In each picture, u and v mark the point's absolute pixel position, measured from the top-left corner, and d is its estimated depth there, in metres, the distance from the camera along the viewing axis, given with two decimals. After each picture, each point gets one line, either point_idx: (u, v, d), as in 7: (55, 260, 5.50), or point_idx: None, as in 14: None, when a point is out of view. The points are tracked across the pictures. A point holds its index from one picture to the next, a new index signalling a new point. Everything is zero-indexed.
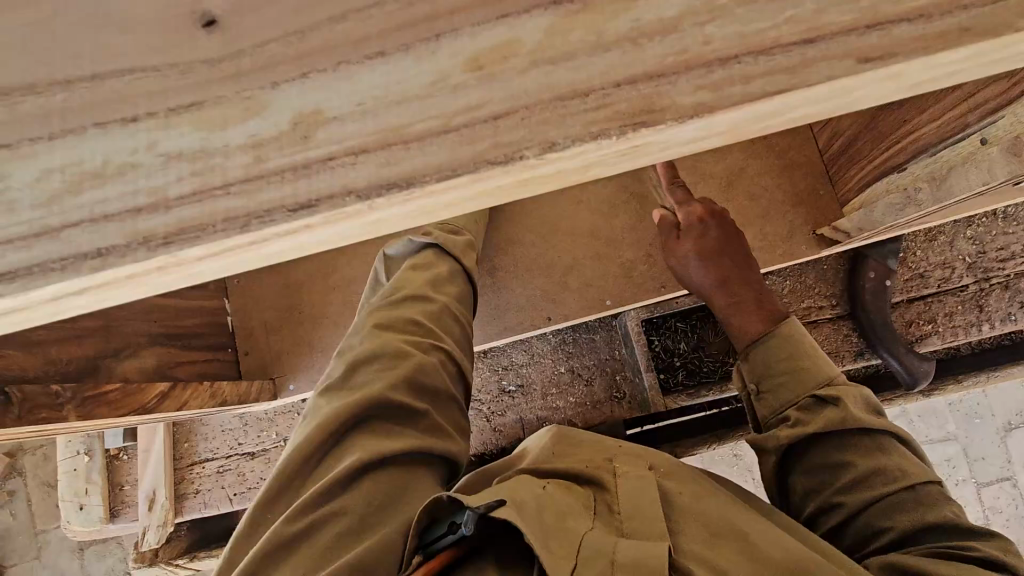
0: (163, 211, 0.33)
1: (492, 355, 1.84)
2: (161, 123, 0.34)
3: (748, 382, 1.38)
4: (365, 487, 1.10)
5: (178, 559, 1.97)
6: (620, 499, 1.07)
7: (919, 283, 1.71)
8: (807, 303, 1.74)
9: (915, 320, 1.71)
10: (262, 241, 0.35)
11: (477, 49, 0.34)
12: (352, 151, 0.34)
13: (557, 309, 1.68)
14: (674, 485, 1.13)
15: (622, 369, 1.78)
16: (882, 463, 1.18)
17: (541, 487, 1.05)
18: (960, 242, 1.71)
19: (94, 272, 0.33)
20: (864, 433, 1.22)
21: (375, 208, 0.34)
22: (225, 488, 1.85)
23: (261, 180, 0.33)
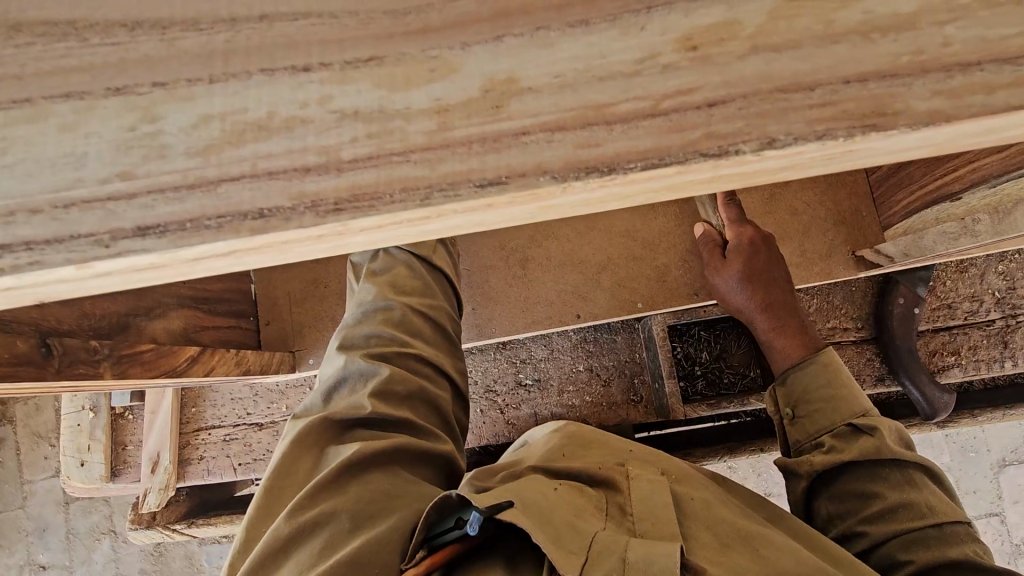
0: (334, 173, 0.30)
1: (512, 347, 1.80)
2: (337, 77, 0.31)
3: (783, 407, 1.35)
4: (370, 481, 0.95)
5: (175, 524, 1.93)
6: (632, 500, 0.99)
7: (948, 313, 1.62)
8: (831, 323, 1.64)
9: (938, 350, 1.61)
10: (432, 216, 0.31)
11: (692, 27, 0.31)
12: (547, 127, 0.30)
13: (586, 308, 1.62)
14: (685, 491, 1.03)
15: (641, 372, 1.73)
16: (912, 498, 1.15)
17: (551, 488, 0.97)
18: (991, 277, 1.62)
19: (253, 235, 0.30)
20: (895, 465, 1.19)
21: (567, 192, 0.30)
22: (230, 457, 1.78)
23: (445, 150, 0.30)
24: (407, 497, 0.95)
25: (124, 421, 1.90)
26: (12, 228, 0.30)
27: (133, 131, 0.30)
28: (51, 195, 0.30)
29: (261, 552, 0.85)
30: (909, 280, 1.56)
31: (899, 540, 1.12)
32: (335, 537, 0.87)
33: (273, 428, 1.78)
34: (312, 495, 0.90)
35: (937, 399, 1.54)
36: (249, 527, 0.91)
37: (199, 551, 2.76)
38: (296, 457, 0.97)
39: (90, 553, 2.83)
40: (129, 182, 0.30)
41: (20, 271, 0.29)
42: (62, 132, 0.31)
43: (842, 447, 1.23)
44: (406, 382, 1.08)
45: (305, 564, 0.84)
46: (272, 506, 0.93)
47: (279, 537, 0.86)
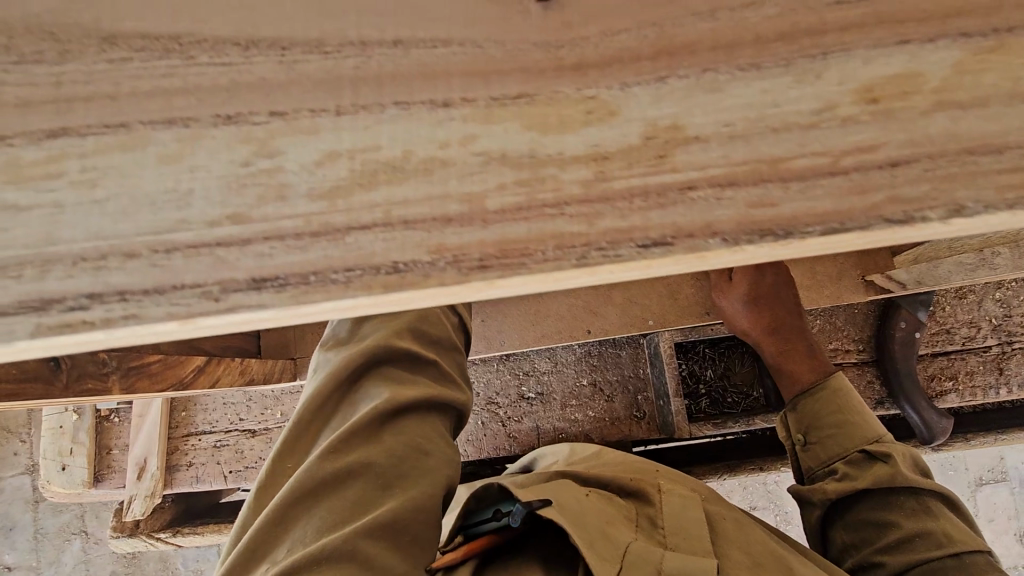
0: (478, 225, 0.27)
1: (515, 358, 1.37)
2: (482, 115, 0.27)
3: (796, 434, 1.12)
4: (405, 431, 0.77)
5: (161, 533, 1.52)
6: (663, 515, 0.93)
7: (945, 338, 1.30)
8: (831, 345, 1.31)
9: (937, 376, 1.30)
10: (582, 276, 0.27)
11: (873, 77, 0.28)
12: (716, 183, 0.27)
13: (595, 321, 1.26)
14: (719, 511, 0.96)
15: (645, 389, 1.33)
16: (928, 528, 0.96)
17: (583, 493, 0.90)
18: (988, 305, 1.30)
19: (387, 292, 0.26)
20: (909, 491, 1.00)
21: (736, 256, 0.27)
22: (221, 465, 1.33)
23: (604, 204, 0.27)
24: (442, 450, 0.79)
25: (108, 424, 1.40)
26: (105, 273, 0.26)
27: (247, 166, 0.27)
28: (150, 238, 0.26)
29: (290, 496, 0.72)
30: (908, 305, 1.24)
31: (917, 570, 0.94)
32: (368, 492, 0.74)
33: (268, 436, 1.34)
34: (344, 441, 0.74)
35: (938, 425, 1.24)
36: (277, 462, 0.78)
37: (173, 553, 2.37)
38: (320, 403, 0.79)
39: (58, 554, 2.40)
40: (242, 227, 0.26)
41: (114, 325, 0.25)
42: (163, 164, 0.27)
43: (856, 474, 1.03)
44: (438, 327, 0.87)
45: (336, 518, 0.71)
46: (303, 442, 0.79)
47: (309, 481, 0.72)
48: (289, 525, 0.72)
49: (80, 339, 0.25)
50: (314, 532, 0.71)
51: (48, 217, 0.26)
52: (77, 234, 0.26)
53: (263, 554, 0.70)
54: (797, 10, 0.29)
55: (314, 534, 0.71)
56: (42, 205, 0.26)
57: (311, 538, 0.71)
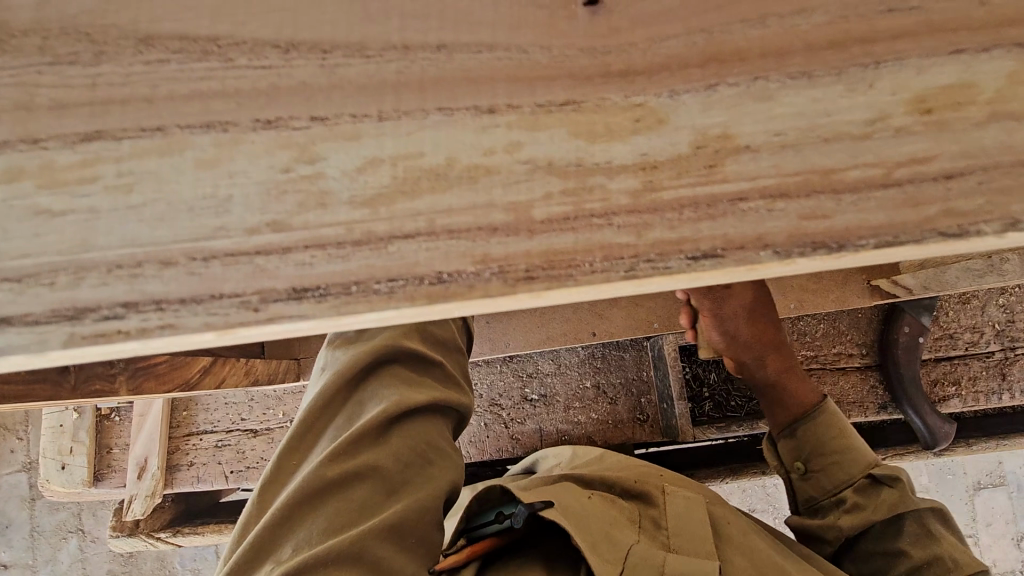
0: (524, 235, 0.26)
1: (519, 360, 1.27)
2: (528, 122, 0.27)
3: (793, 462, 0.88)
4: (411, 432, 0.67)
5: (162, 533, 1.47)
6: (666, 516, 0.81)
7: (947, 344, 1.14)
8: (832, 350, 1.14)
9: (938, 382, 1.13)
10: (629, 288, 0.26)
11: (926, 87, 0.28)
12: (767, 194, 0.26)
13: (603, 324, 1.17)
14: (723, 513, 0.83)
15: (649, 392, 1.24)
16: (936, 552, 0.77)
17: (586, 494, 0.80)
18: (991, 310, 1.14)
19: (431, 302, 0.25)
20: (914, 514, 0.80)
21: (787, 268, 0.26)
22: (222, 465, 1.25)
23: (653, 214, 0.26)
24: (448, 461, 0.69)
25: (109, 423, 1.30)
26: (141, 282, 0.25)
27: (286, 173, 0.26)
28: (187, 245, 0.25)
29: (293, 497, 0.62)
30: (915, 309, 1.07)
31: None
32: (375, 496, 0.64)
33: (270, 437, 1.26)
34: (351, 441, 0.64)
35: (943, 432, 1.09)
36: (276, 462, 0.67)
37: (172, 552, 2.23)
38: (323, 403, 0.67)
39: (55, 554, 2.25)
40: (282, 235, 0.25)
41: (150, 335, 0.24)
42: (200, 169, 0.26)
43: (866, 506, 0.82)
44: (443, 325, 0.76)
45: (343, 521, 0.62)
46: (306, 441, 0.68)
47: (313, 483, 0.62)
48: (289, 529, 0.62)
49: (116, 349, 0.24)
50: (316, 533, 0.62)
51: (83, 222, 0.25)
52: (112, 241, 0.25)
53: (263, 558, 0.61)
54: (849, 17, 0.28)
55: (320, 535, 0.62)
56: (76, 210, 0.25)
57: (314, 544, 0.61)
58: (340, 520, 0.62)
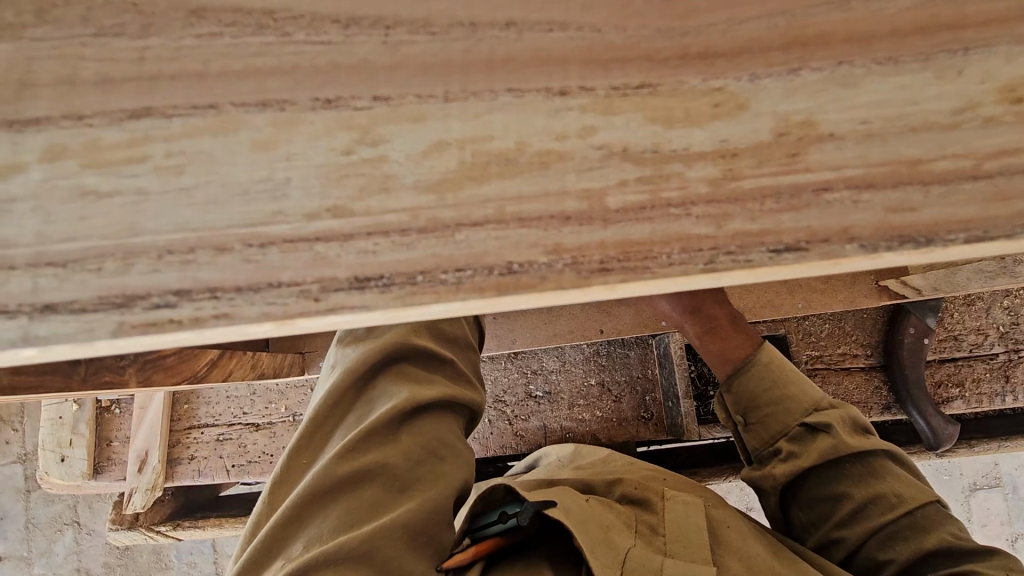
0: (598, 225, 0.25)
1: (523, 356, 1.25)
2: (602, 106, 0.25)
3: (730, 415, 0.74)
4: (422, 430, 0.65)
5: (162, 527, 1.45)
6: (665, 521, 0.72)
7: (952, 345, 1.07)
8: (837, 350, 1.08)
9: (942, 383, 1.07)
10: (705, 283, 0.25)
11: (1016, 76, 0.26)
12: (853, 184, 0.25)
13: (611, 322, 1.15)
14: (724, 517, 0.73)
15: (653, 391, 1.21)
16: (879, 491, 0.66)
17: (583, 498, 0.73)
18: (996, 312, 1.07)
19: (501, 295, 0.24)
20: (856, 456, 0.68)
21: (873, 263, 0.25)
22: (224, 459, 1.22)
23: (733, 205, 0.25)
24: (459, 457, 0.68)
25: (109, 416, 1.26)
26: (194, 269, 0.23)
27: (348, 155, 0.24)
28: (243, 230, 0.24)
29: (306, 494, 0.61)
30: (919, 309, 1.02)
31: (876, 540, 0.66)
32: (386, 493, 0.63)
33: (273, 430, 1.22)
34: (363, 439, 0.62)
35: (946, 432, 1.02)
36: (287, 461, 0.65)
37: (167, 545, 2.21)
38: (332, 401, 0.66)
39: (50, 545, 2.22)
40: (343, 221, 0.24)
41: (205, 325, 0.23)
42: (256, 150, 0.24)
43: (801, 456, 0.68)
44: (454, 322, 0.75)
45: (355, 518, 0.61)
46: (316, 439, 0.66)
47: (326, 481, 0.61)
48: (301, 525, 0.61)
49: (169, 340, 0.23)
50: (326, 532, 0.60)
51: (132, 204, 0.24)
52: (161, 224, 0.24)
53: (274, 554, 0.60)
54: (935, 0, 0.27)
55: (330, 533, 0.60)
56: (123, 192, 0.24)
57: (325, 540, 0.60)
58: (350, 518, 0.61)
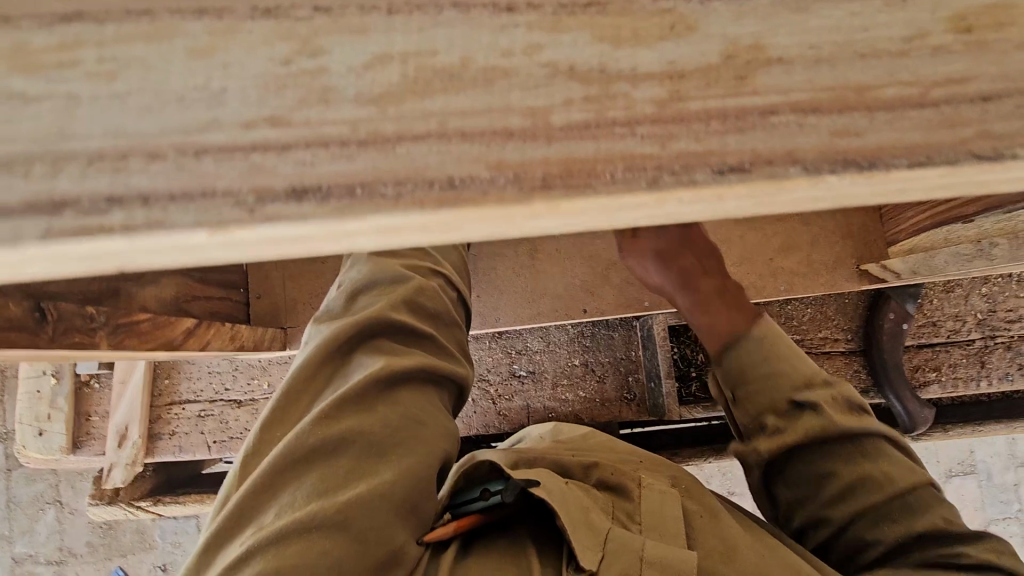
0: (542, 142, 0.24)
1: (508, 337, 1.29)
2: (549, 23, 0.25)
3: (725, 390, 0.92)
4: (399, 401, 0.76)
5: (143, 502, 1.44)
6: (640, 510, 0.81)
7: (931, 331, 1.24)
8: (818, 334, 1.25)
9: (920, 367, 1.24)
10: (650, 204, 0.25)
11: (967, 6, 0.26)
12: (800, 108, 0.25)
13: (595, 301, 1.17)
14: (696, 507, 0.83)
15: (637, 371, 1.26)
16: (868, 472, 0.83)
17: (563, 480, 0.80)
18: (974, 299, 1.24)
19: (441, 209, 0.24)
20: (845, 438, 0.84)
21: (817, 188, 0.25)
22: (204, 434, 1.28)
23: (679, 125, 0.25)
24: (434, 428, 0.78)
25: (89, 392, 1.35)
26: (125, 175, 0.23)
27: (287, 65, 0.24)
28: (177, 138, 0.23)
29: (281, 460, 0.68)
30: (898, 296, 1.18)
31: (863, 518, 0.82)
32: (360, 461, 0.70)
33: (255, 406, 1.30)
34: (339, 406, 0.72)
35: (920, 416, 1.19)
36: (264, 429, 0.73)
37: (151, 525, 2.34)
38: (311, 372, 0.76)
39: (32, 524, 2.34)
40: (281, 130, 0.24)
41: (136, 233, 0.23)
42: (193, 58, 0.24)
43: (786, 430, 0.85)
44: (436, 302, 0.88)
45: (329, 484, 0.68)
46: (293, 410, 0.74)
47: (300, 447, 0.69)
48: (274, 493, 0.67)
49: (97, 247, 0.22)
50: (301, 498, 0.67)
51: (62, 108, 0.23)
52: (92, 129, 0.23)
53: (244, 522, 0.66)
54: None
55: (303, 500, 0.67)
56: (53, 94, 0.23)
57: (297, 506, 0.66)
58: (325, 486, 0.68)
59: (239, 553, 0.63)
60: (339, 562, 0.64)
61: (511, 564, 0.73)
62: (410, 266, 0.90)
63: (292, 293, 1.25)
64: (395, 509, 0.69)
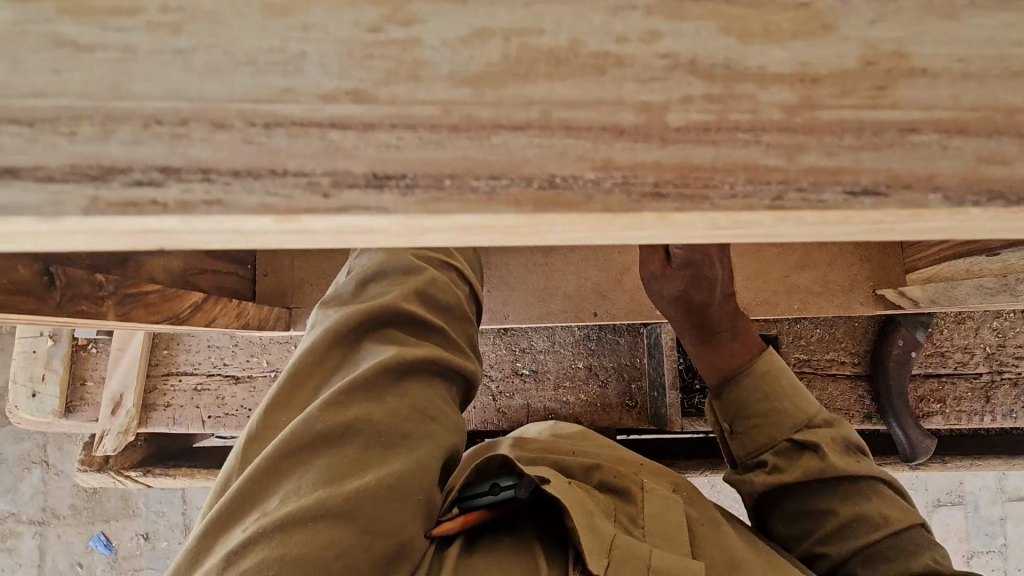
0: (655, 144, 0.21)
1: (512, 334, 1.26)
2: (669, 8, 0.22)
3: (722, 422, 0.91)
4: (410, 392, 0.73)
5: (132, 471, 1.41)
6: (644, 514, 0.80)
7: (938, 361, 1.22)
8: (824, 356, 1.23)
9: (925, 398, 1.22)
10: (767, 222, 0.22)
11: None
12: (943, 127, 0.22)
13: (607, 306, 1.14)
14: (698, 516, 0.82)
15: (641, 378, 1.23)
16: (861, 509, 0.81)
17: (568, 482, 0.78)
18: (984, 332, 1.22)
19: (538, 211, 0.21)
20: (845, 477, 0.82)
21: (953, 219, 0.22)
22: (200, 409, 1.25)
23: (810, 136, 0.22)
24: (443, 423, 0.75)
25: (85, 355, 1.32)
26: (186, 144, 0.20)
27: (375, 33, 0.21)
28: (247, 106, 0.20)
29: (286, 447, 0.65)
30: (909, 323, 1.15)
31: (858, 556, 0.80)
32: (368, 451, 0.68)
33: (252, 384, 1.27)
34: (349, 392, 0.68)
35: (922, 444, 1.16)
36: (270, 413, 0.70)
37: (137, 491, 2.33)
38: (318, 357, 0.73)
39: (17, 483, 2.33)
40: (365, 107, 0.21)
41: (193, 211, 0.20)
42: (269, 18, 0.21)
43: (785, 469, 0.83)
44: (447, 292, 0.84)
45: (335, 472, 0.65)
46: (299, 395, 0.71)
47: (307, 434, 0.66)
48: (277, 481, 0.65)
49: (150, 223, 0.20)
50: (305, 486, 0.64)
51: (116, 62, 0.20)
52: (151, 89, 0.20)
53: (248, 509, 0.64)
54: None
55: (307, 488, 0.64)
56: (108, 46, 0.20)
57: (301, 496, 0.64)
58: (331, 474, 0.65)
59: (240, 540, 0.61)
60: (345, 553, 0.62)
61: (516, 565, 0.71)
62: (424, 256, 0.86)
63: (300, 273, 1.22)
64: (403, 497, 0.67)
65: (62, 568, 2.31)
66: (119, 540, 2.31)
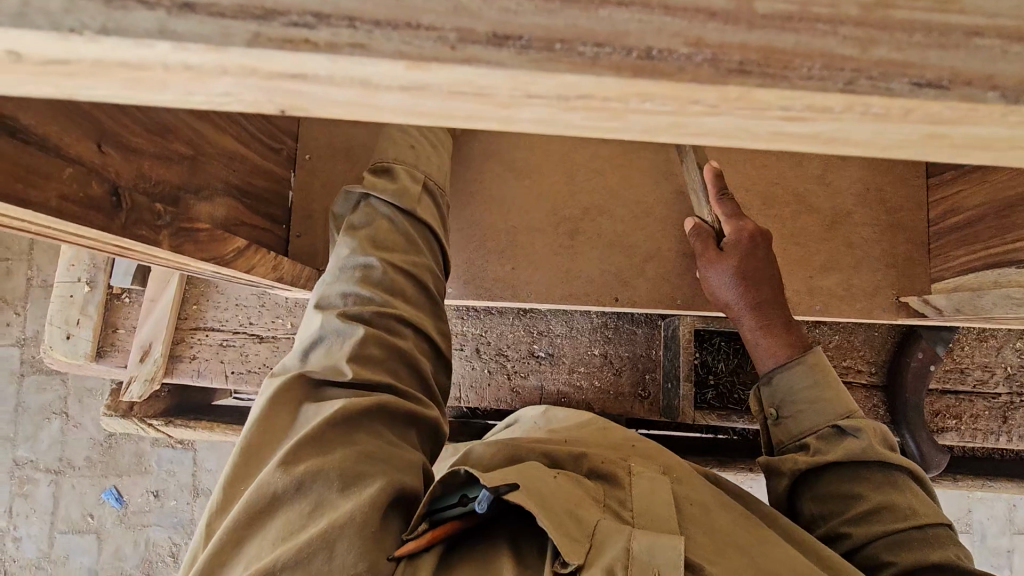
0: (744, 26, 0.24)
1: (532, 316, 1.29)
2: None
3: (767, 408, 0.98)
4: (357, 441, 0.75)
5: (154, 420, 1.46)
6: (634, 496, 0.79)
7: (957, 378, 1.22)
8: (841, 363, 1.24)
9: (941, 413, 1.22)
10: (837, 107, 0.25)
11: None
12: (1006, 33, 0.24)
13: (628, 291, 1.16)
14: (687, 496, 0.83)
15: (656, 369, 1.25)
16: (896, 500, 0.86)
17: (551, 474, 0.77)
18: (1006, 352, 1.22)
19: (637, 76, 0.23)
20: (879, 465, 0.89)
21: (1009, 118, 0.24)
22: (224, 364, 1.30)
23: (882, 31, 0.24)
24: (396, 464, 0.77)
25: (118, 304, 1.37)
26: None
27: None
28: None
29: (241, 518, 0.67)
30: (930, 336, 1.15)
31: (883, 540, 0.84)
32: (325, 496, 0.69)
33: (276, 344, 1.31)
34: (297, 449, 0.71)
35: (936, 460, 1.16)
36: (227, 485, 0.71)
37: (150, 449, 2.39)
38: (268, 422, 0.75)
39: (37, 431, 2.41)
40: None
41: (339, 51, 0.23)
42: None
43: (825, 450, 0.91)
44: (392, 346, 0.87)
45: (294, 526, 0.67)
46: (252, 461, 0.73)
47: (262, 496, 0.68)
48: (240, 547, 0.66)
49: (302, 59, 0.23)
50: (268, 543, 0.66)
51: None
52: None
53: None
54: None
55: (270, 544, 0.66)
56: None
57: (263, 554, 0.65)
58: (292, 528, 0.67)
59: None
60: None
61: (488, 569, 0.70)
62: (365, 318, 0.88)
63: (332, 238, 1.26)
64: (360, 529, 0.67)
65: (73, 518, 2.38)
66: (129, 495, 2.38)
